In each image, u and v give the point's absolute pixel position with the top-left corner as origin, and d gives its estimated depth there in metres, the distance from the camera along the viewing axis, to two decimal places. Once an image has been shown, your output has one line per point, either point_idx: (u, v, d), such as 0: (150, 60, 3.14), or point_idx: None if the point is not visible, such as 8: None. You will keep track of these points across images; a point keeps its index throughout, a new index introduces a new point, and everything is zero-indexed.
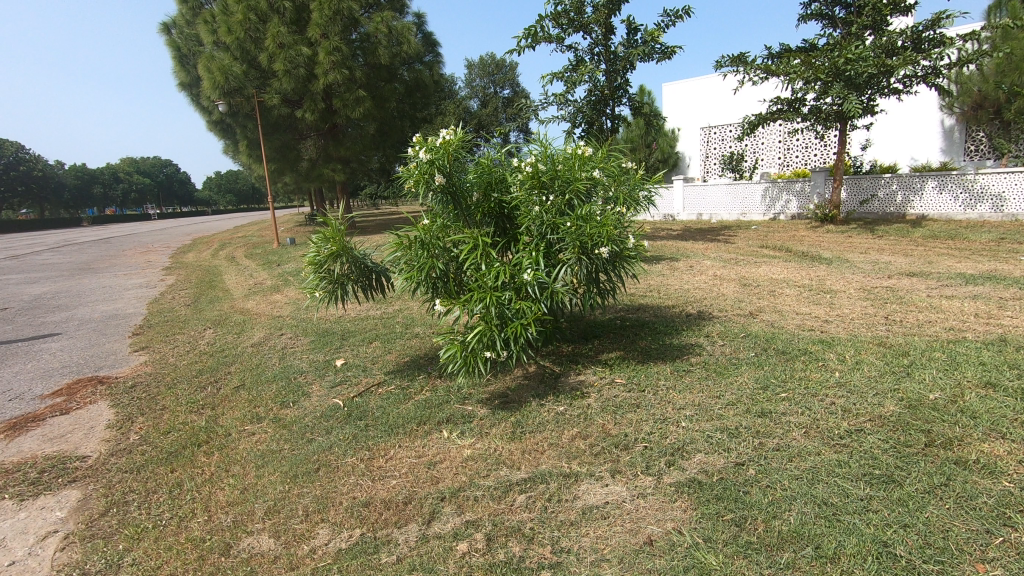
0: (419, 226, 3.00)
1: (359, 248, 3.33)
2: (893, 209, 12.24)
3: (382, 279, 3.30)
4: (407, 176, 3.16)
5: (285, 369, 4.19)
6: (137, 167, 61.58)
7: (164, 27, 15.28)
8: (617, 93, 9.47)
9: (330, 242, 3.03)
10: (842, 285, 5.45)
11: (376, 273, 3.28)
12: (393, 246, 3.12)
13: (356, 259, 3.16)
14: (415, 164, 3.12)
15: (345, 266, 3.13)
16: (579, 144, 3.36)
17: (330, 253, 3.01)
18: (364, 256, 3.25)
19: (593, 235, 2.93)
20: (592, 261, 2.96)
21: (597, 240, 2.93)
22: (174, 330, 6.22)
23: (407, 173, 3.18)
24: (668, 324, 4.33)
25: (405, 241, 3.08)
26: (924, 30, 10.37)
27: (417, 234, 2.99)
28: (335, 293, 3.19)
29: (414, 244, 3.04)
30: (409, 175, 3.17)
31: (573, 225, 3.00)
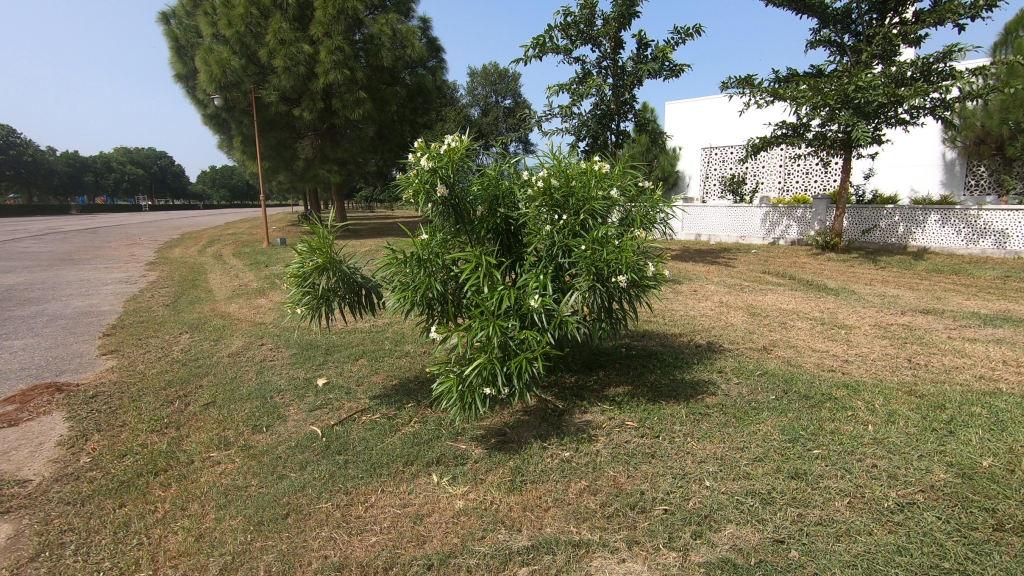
0: (416, 242, 2.68)
1: (348, 260, 3.01)
2: (894, 239, 12.13)
3: (372, 296, 2.98)
4: (406, 184, 2.86)
5: (262, 386, 3.84)
6: (130, 156, 60.67)
7: (162, 16, 14.92)
8: (623, 108, 9.25)
9: (314, 253, 2.71)
10: (856, 320, 5.21)
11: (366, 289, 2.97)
12: (386, 261, 2.80)
13: (343, 273, 2.83)
14: (414, 172, 2.83)
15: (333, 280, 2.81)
16: (595, 159, 3.10)
17: (315, 267, 2.69)
18: (353, 270, 2.93)
19: (610, 261, 2.64)
20: (609, 291, 2.67)
21: (614, 267, 2.63)
22: (148, 333, 5.84)
23: (405, 182, 2.87)
24: (677, 356, 4.05)
25: (400, 257, 2.77)
26: (935, 62, 10.21)
27: (414, 252, 2.67)
28: (319, 310, 2.86)
29: (409, 261, 2.72)
30: (408, 184, 2.86)
31: (588, 248, 2.71)
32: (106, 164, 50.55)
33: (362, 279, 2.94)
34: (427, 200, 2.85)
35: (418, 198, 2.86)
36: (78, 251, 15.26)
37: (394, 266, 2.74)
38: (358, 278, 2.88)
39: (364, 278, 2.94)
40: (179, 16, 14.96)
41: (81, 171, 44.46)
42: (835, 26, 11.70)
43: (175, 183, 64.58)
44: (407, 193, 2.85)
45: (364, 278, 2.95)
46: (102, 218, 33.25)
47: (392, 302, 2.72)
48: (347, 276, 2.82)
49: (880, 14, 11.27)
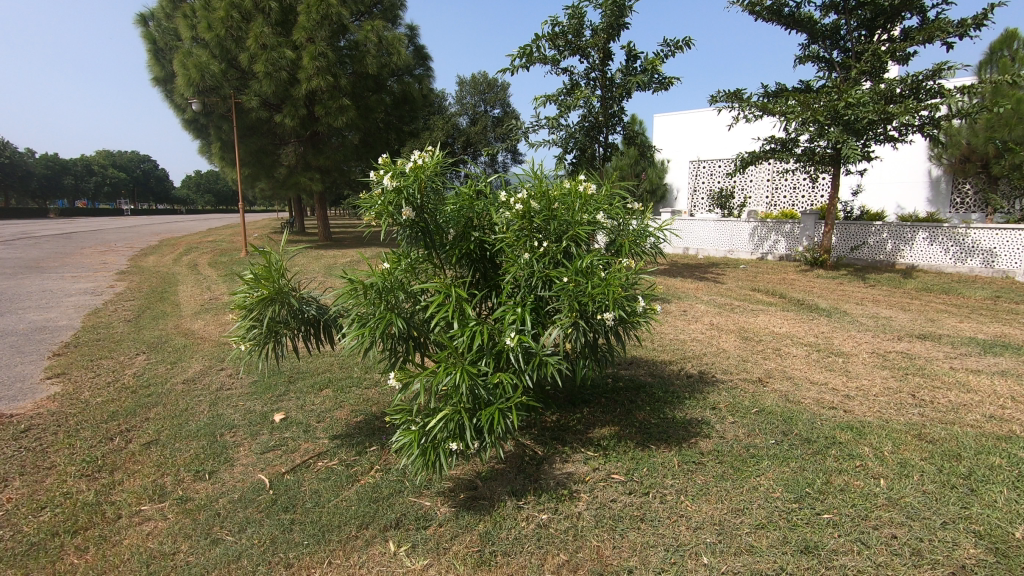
0: (374, 271, 2.36)
1: (303, 288, 2.68)
2: (882, 256, 12.04)
3: (328, 329, 2.65)
4: (366, 207, 2.56)
5: (213, 422, 3.48)
6: (113, 159, 59.49)
7: (140, 18, 14.49)
8: (611, 121, 9.04)
9: (259, 281, 2.39)
10: (853, 346, 4.97)
11: (320, 322, 2.64)
12: (344, 290, 2.49)
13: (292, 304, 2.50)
14: (376, 192, 2.52)
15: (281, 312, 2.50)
16: (580, 179, 2.82)
17: (258, 298, 2.37)
18: (305, 299, 2.60)
19: (595, 296, 2.33)
20: (595, 328, 2.36)
21: (600, 303, 2.33)
22: (101, 353, 5.42)
23: (366, 203, 2.56)
24: (667, 389, 3.75)
25: (359, 288, 2.46)
26: (924, 79, 10.11)
27: (372, 284, 2.35)
28: (267, 345, 2.54)
29: (366, 292, 2.40)
30: (368, 205, 2.56)
31: (571, 281, 2.41)
32: (88, 168, 49.42)
33: (316, 310, 2.62)
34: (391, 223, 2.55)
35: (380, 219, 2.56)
36: (47, 258, 14.69)
37: (348, 297, 2.41)
38: (308, 309, 2.55)
39: (318, 309, 2.62)
40: (158, 19, 14.54)
41: (61, 174, 43.46)
42: (823, 42, 11.65)
43: (158, 187, 63.66)
44: (366, 215, 2.55)
45: (318, 309, 2.63)
46: (80, 222, 32.49)
47: (346, 339, 2.39)
48: (296, 307, 2.49)
49: (868, 31, 11.23)
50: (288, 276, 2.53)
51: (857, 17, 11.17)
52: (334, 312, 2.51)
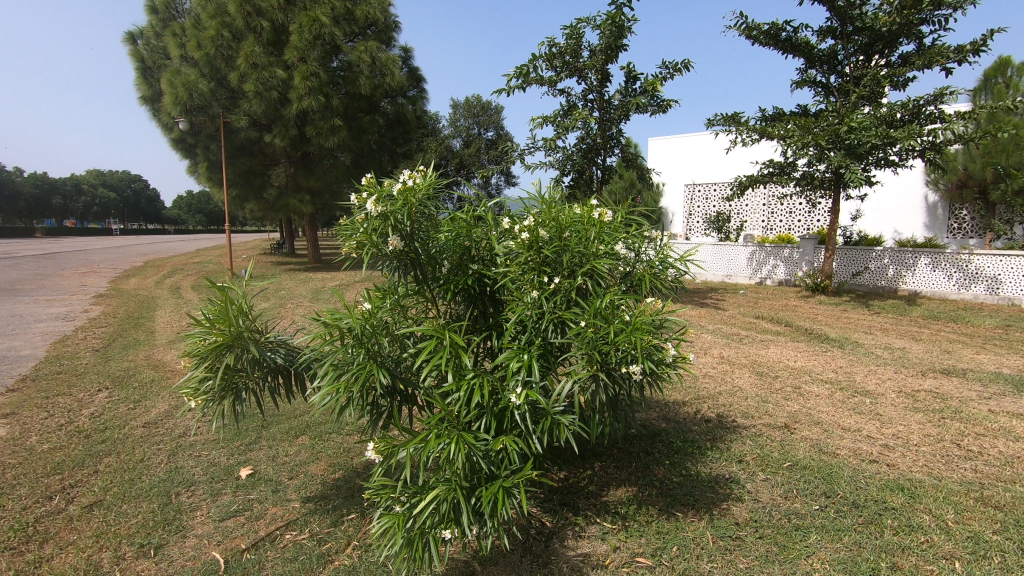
0: (351, 315, 1.96)
1: (271, 329, 2.29)
2: (884, 282, 11.81)
3: (297, 380, 2.23)
4: (344, 236, 2.17)
5: (169, 477, 3.03)
6: (104, 179, 58.91)
7: (129, 36, 14.25)
8: (610, 143, 8.76)
9: (214, 325, 1.98)
10: (877, 385, 4.62)
11: (288, 372, 2.22)
12: (317, 334, 2.09)
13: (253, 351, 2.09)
14: (355, 220, 2.14)
15: (241, 361, 2.08)
16: (593, 203, 2.46)
17: (211, 346, 1.96)
18: (270, 343, 2.18)
19: (620, 345, 1.95)
20: (619, 383, 1.97)
21: (626, 353, 1.94)
22: (58, 389, 4.93)
23: (344, 232, 2.17)
24: (684, 437, 3.35)
25: (336, 334, 2.06)
26: (926, 103, 9.95)
27: (348, 333, 1.94)
28: (224, 402, 2.13)
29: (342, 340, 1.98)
30: (346, 233, 2.17)
31: (589, 325, 2.03)
32: (78, 187, 48.84)
33: (282, 358, 2.20)
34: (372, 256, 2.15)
35: (359, 249, 2.17)
36: (23, 280, 14.15)
37: (319, 346, 1.99)
38: (272, 356, 2.12)
39: (286, 356, 2.20)
40: (147, 37, 14.29)
41: (50, 194, 42.94)
42: (820, 67, 11.55)
43: (148, 207, 63.18)
44: (343, 246, 2.16)
45: (285, 356, 2.21)
46: (68, 242, 31.96)
47: (316, 397, 1.97)
48: (257, 355, 2.07)
49: (865, 56, 11.13)
50: (249, 318, 2.12)
51: (855, 42, 11.09)
52: (302, 360, 2.09)
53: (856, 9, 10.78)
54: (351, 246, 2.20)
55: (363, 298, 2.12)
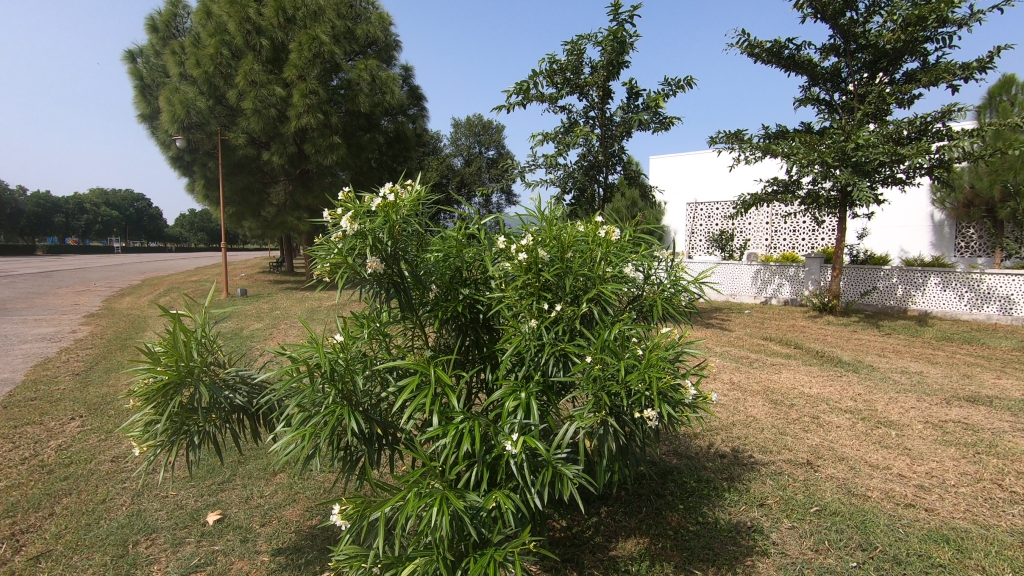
0: (320, 351, 1.69)
1: (236, 363, 2.02)
2: (893, 302, 11.54)
3: (261, 422, 1.95)
4: (317, 257, 1.91)
5: (130, 522, 2.73)
6: (107, 198, 59.01)
7: (128, 54, 14.21)
8: (612, 160, 8.53)
9: (159, 360, 1.70)
10: (901, 415, 4.31)
11: (251, 413, 1.94)
12: (282, 370, 1.82)
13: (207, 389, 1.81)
14: (330, 239, 1.89)
15: (193, 401, 1.80)
16: (599, 220, 2.22)
17: (155, 386, 1.68)
18: (230, 380, 1.91)
19: (633, 384, 1.67)
20: (632, 430, 1.68)
21: (639, 393, 1.66)
22: (29, 417, 4.64)
23: (318, 254, 1.92)
24: (698, 475, 3.06)
25: (303, 370, 1.78)
26: (933, 120, 9.77)
27: (315, 372, 1.66)
28: (175, 448, 1.85)
29: (309, 379, 1.71)
30: (319, 254, 1.92)
31: (596, 360, 1.75)
32: (80, 205, 48.90)
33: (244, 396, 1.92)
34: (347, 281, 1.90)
35: (332, 272, 1.91)
36: (15, 298, 13.93)
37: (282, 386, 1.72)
38: (230, 395, 1.84)
39: (249, 394, 1.93)
40: (146, 55, 14.26)
41: (52, 212, 43.00)
42: (824, 85, 11.42)
43: (150, 225, 63.36)
44: (314, 269, 1.90)
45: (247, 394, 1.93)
46: (68, 260, 31.91)
47: (279, 446, 1.69)
48: (212, 394, 1.79)
49: (869, 73, 10.98)
50: (205, 351, 1.84)
51: (859, 59, 10.95)
52: (265, 401, 1.81)
53: (859, 27, 10.71)
54: (323, 269, 1.94)
55: (337, 329, 1.86)
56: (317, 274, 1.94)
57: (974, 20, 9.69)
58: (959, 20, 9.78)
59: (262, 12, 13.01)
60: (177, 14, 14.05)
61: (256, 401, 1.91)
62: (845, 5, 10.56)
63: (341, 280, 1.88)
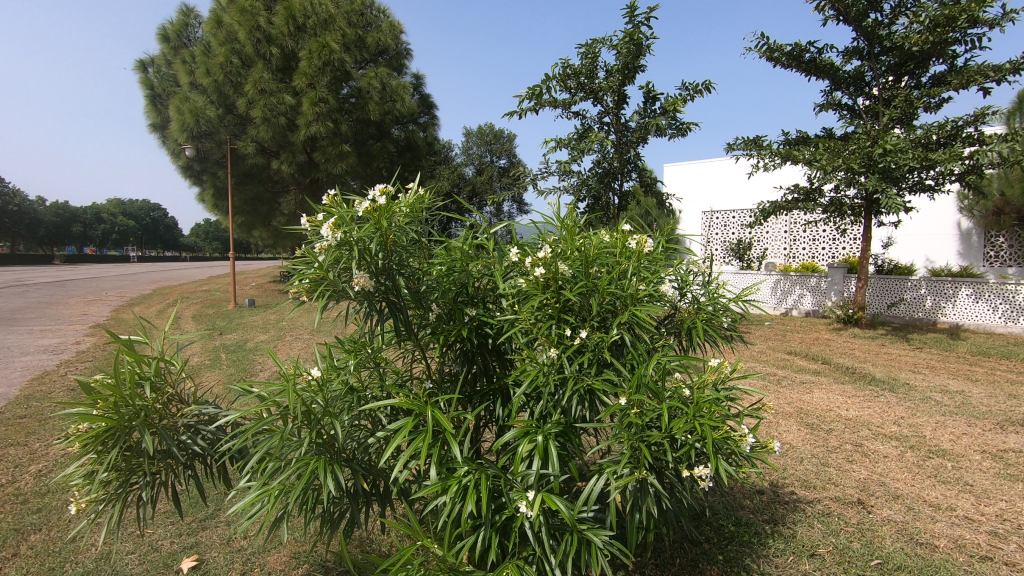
0: (291, 391, 1.37)
1: (201, 397, 1.72)
2: (922, 314, 11.04)
3: (224, 471, 1.64)
4: (292, 275, 1.61)
5: (95, 569, 2.42)
6: (123, 208, 59.76)
7: (140, 64, 14.20)
8: (627, 167, 8.16)
9: (97, 402, 1.39)
10: (953, 444, 3.91)
11: (213, 460, 1.64)
12: (248, 410, 1.51)
13: (157, 434, 1.50)
14: (309, 252, 1.59)
15: (142, 447, 1.49)
16: (626, 230, 1.91)
17: (89, 434, 1.36)
18: (186, 420, 1.60)
19: (681, 433, 1.32)
20: (680, 491, 1.35)
21: (690, 447, 1.32)
22: (12, 437, 4.38)
23: (294, 270, 1.62)
24: (736, 517, 2.69)
25: (271, 409, 1.47)
26: (965, 125, 9.33)
27: (287, 415, 1.35)
28: (118, 505, 1.53)
29: (279, 425, 1.39)
30: (295, 271, 1.61)
31: (634, 401, 1.42)
32: (97, 215, 49.39)
33: (204, 440, 1.61)
34: (328, 302, 1.59)
35: (312, 289, 1.60)
36: (26, 308, 13.89)
37: (246, 432, 1.40)
38: (183, 440, 1.54)
39: (210, 436, 1.61)
40: (158, 65, 14.24)
41: (70, 222, 43.45)
42: (846, 90, 11.02)
43: (166, 235, 64.16)
44: (288, 287, 1.59)
45: (207, 437, 1.62)
46: (84, 268, 32.16)
47: (241, 506, 1.38)
48: (161, 440, 1.48)
49: (895, 77, 10.57)
50: (155, 389, 1.53)
51: (883, 63, 10.56)
52: (228, 448, 1.50)
53: (884, 29, 10.34)
54: (301, 287, 1.63)
55: (317, 362, 1.56)
56: (294, 294, 1.64)
57: (1006, 20, 9.26)
58: (990, 20, 9.36)
59: (273, 20, 12.87)
60: (188, 24, 14.01)
61: (217, 446, 1.60)
62: (869, 6, 10.19)
63: (322, 301, 1.58)
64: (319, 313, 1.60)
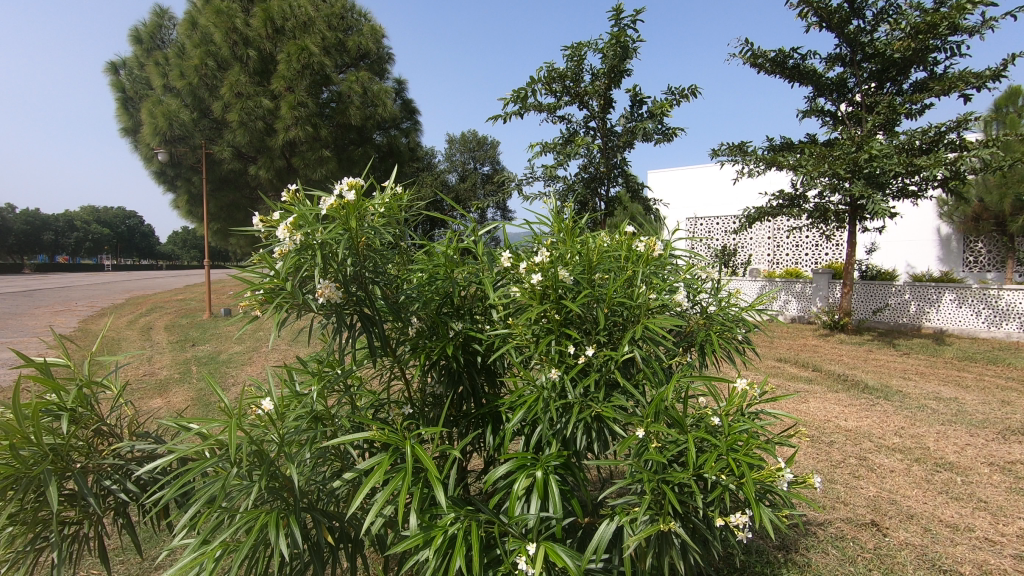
0: (233, 428, 1.12)
1: (133, 432, 1.45)
2: (906, 319, 11.04)
3: (162, 519, 1.39)
4: (243, 286, 1.36)
5: None
6: (97, 216, 58.34)
7: (111, 66, 13.74)
8: (613, 172, 7.98)
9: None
10: (959, 456, 3.76)
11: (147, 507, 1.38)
12: (182, 449, 1.24)
13: (71, 480, 1.25)
14: (262, 259, 1.35)
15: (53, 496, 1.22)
16: (627, 232, 1.71)
17: None
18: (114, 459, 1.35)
19: (717, 473, 1.10)
20: (711, 542, 1.12)
21: (729, 491, 1.09)
22: None
23: (246, 280, 1.37)
24: (747, 548, 2.48)
25: (215, 446, 1.22)
26: (947, 131, 9.33)
27: (227, 458, 1.09)
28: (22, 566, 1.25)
29: (220, 470, 1.14)
30: (247, 281, 1.36)
31: (655, 433, 1.19)
32: (70, 223, 48.08)
33: (138, 481, 1.36)
34: (285, 317, 1.34)
35: (267, 301, 1.36)
36: None
37: (180, 479, 1.15)
38: (108, 484, 1.29)
39: (144, 477, 1.37)
40: (130, 67, 13.81)
41: (41, 231, 42.15)
42: (828, 96, 11.04)
43: (142, 243, 62.81)
44: (237, 300, 1.34)
45: (139, 479, 1.38)
46: (54, 279, 31.15)
47: (174, 573, 1.12)
48: (77, 488, 1.23)
49: (877, 83, 10.61)
50: (73, 421, 1.28)
51: (866, 69, 10.59)
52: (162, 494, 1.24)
53: (866, 36, 10.39)
54: (254, 299, 1.38)
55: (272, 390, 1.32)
56: (245, 307, 1.40)
57: (985, 28, 9.33)
58: (970, 28, 9.42)
59: (250, 23, 12.45)
60: (162, 25, 13.59)
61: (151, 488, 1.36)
62: (851, 13, 10.21)
63: (276, 317, 1.33)
64: (274, 330, 1.35)
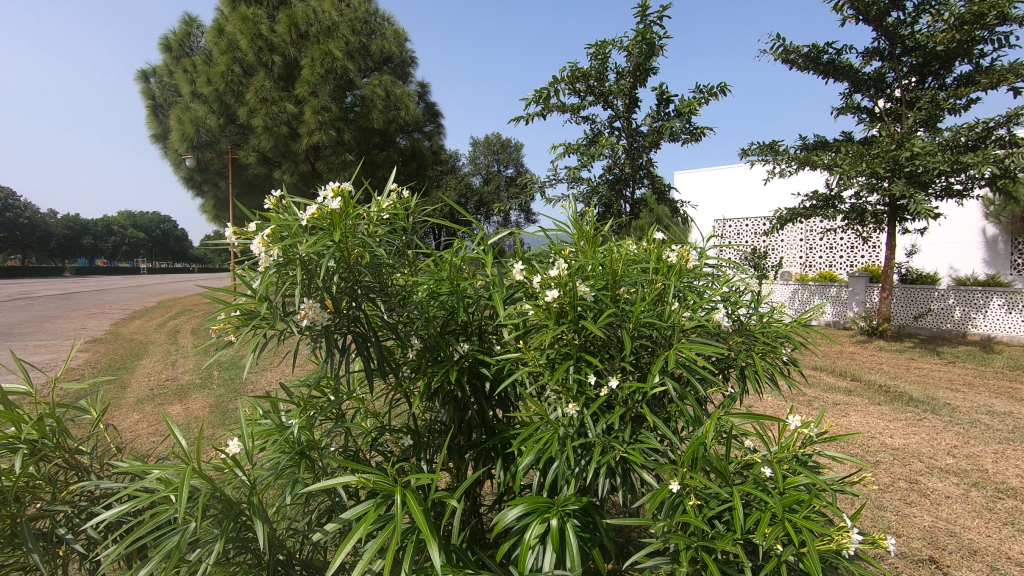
0: (189, 476, 0.97)
1: (104, 467, 1.32)
2: (950, 325, 10.49)
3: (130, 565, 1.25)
4: (218, 308, 1.22)
5: None
6: (133, 220, 60.01)
7: (142, 74, 14.03)
8: (638, 173, 7.73)
9: None
10: (1022, 480, 3.43)
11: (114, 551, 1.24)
12: (144, 492, 1.10)
13: (22, 527, 1.12)
14: (238, 277, 1.20)
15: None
16: (655, 239, 1.52)
17: None
18: (72, 503, 1.22)
19: (772, 540, 0.90)
20: None
21: (787, 565, 0.89)
22: None
23: (222, 301, 1.23)
24: None
25: (176, 492, 1.07)
26: (997, 126, 8.79)
27: (181, 512, 0.94)
28: None
29: (179, 523, 0.99)
30: (221, 301, 1.22)
31: (692, 486, 0.99)
32: (108, 227, 49.58)
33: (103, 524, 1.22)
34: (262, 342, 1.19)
35: (243, 324, 1.22)
36: (26, 321, 13.68)
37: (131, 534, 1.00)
38: (62, 532, 1.15)
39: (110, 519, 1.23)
40: (159, 75, 14.08)
41: (81, 235, 43.55)
42: (865, 92, 10.57)
43: (176, 246, 64.49)
44: (209, 323, 1.20)
45: (106, 522, 1.24)
46: (92, 281, 32.13)
47: None
48: (26, 537, 1.10)
49: (918, 78, 10.10)
50: (28, 459, 1.16)
51: (905, 64, 10.10)
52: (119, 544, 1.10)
53: (906, 28, 9.90)
54: (229, 322, 1.24)
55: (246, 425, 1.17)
56: (218, 331, 1.25)
57: None
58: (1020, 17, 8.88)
59: (275, 29, 12.45)
60: (190, 33, 13.80)
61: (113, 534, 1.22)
62: (890, 5, 9.75)
63: (252, 342, 1.18)
64: (251, 356, 1.21)
